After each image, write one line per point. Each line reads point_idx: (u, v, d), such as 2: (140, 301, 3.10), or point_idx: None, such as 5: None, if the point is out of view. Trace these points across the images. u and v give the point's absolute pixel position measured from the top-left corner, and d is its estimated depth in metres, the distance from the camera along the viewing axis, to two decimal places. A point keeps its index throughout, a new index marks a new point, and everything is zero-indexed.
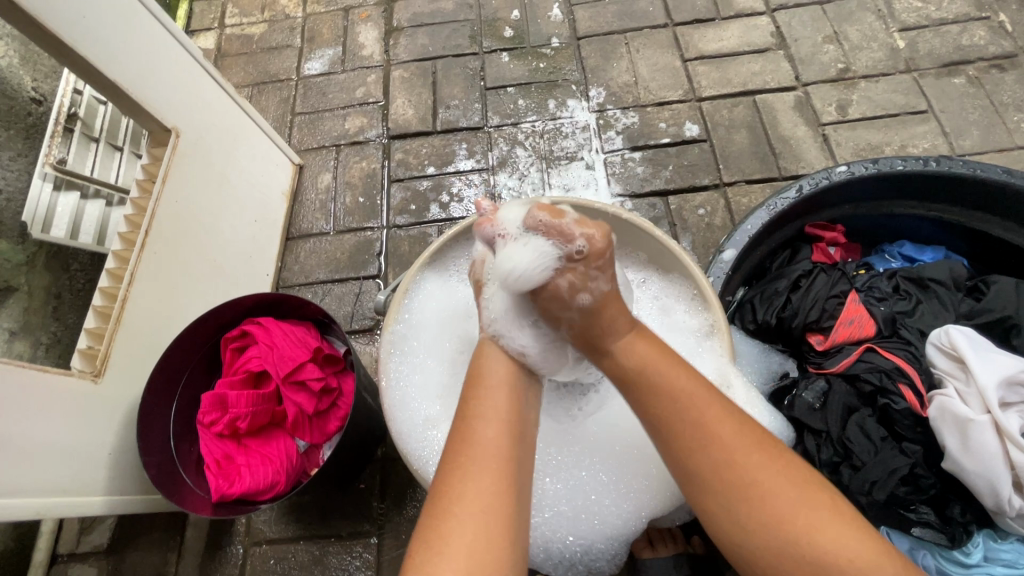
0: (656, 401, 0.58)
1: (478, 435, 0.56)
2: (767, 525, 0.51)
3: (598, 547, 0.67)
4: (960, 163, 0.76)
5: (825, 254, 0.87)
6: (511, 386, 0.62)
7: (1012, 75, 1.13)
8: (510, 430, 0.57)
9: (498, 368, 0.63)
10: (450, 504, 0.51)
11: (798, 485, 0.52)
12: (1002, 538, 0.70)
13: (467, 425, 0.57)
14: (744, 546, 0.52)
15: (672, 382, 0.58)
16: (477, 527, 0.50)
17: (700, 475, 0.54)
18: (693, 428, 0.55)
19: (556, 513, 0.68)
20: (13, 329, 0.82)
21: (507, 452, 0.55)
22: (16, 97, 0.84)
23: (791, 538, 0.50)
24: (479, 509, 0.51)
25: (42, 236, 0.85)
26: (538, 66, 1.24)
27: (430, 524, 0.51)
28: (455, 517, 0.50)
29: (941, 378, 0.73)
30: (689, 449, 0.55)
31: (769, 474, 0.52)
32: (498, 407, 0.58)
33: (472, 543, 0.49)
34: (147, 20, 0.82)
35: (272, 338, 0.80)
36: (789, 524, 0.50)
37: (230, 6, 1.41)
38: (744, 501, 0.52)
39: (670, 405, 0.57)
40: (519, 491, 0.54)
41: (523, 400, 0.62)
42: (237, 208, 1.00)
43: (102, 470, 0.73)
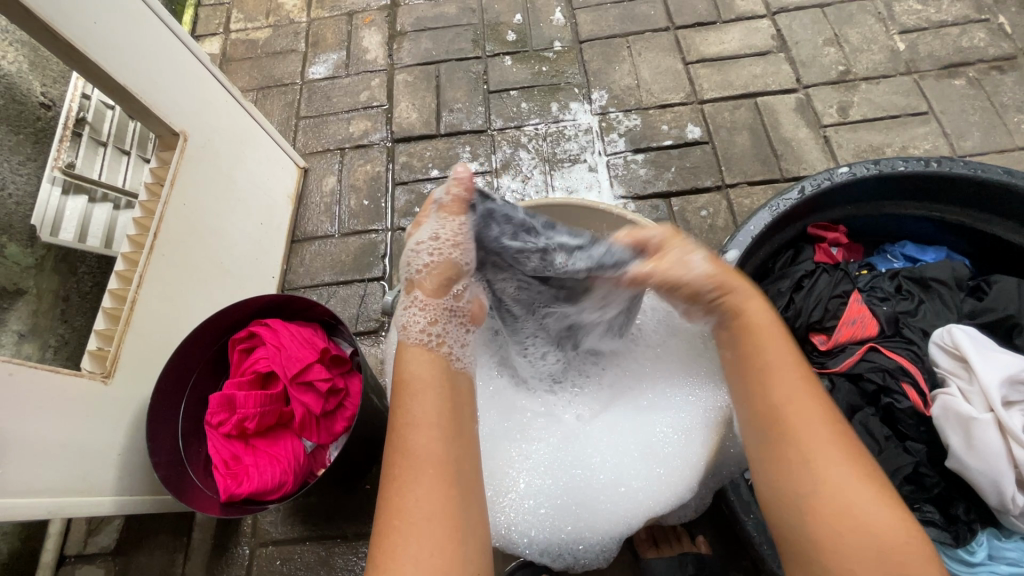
0: (750, 351, 0.58)
1: (411, 446, 0.54)
2: (829, 511, 0.49)
3: (587, 542, 0.67)
4: (961, 164, 0.76)
5: (828, 254, 0.88)
6: (434, 387, 0.58)
7: (1012, 76, 1.14)
8: (448, 435, 0.55)
9: (420, 370, 0.59)
10: (394, 518, 0.50)
11: (868, 486, 0.50)
12: (1007, 537, 0.70)
13: (400, 435, 0.55)
14: (790, 506, 0.52)
15: (768, 340, 0.58)
16: (423, 538, 0.49)
17: (773, 449, 0.54)
18: (776, 386, 0.55)
19: (542, 507, 0.68)
20: (21, 331, 0.83)
21: (446, 460, 0.54)
22: (25, 102, 0.87)
23: (833, 514, 0.49)
24: (420, 522, 0.50)
25: (51, 239, 0.85)
26: (540, 70, 1.25)
27: (378, 541, 0.50)
28: (399, 534, 0.49)
29: (944, 376, 0.74)
30: (764, 400, 0.56)
31: (835, 454, 0.51)
32: (430, 413, 0.56)
33: (420, 554, 0.48)
34: (156, 27, 0.84)
35: (279, 338, 0.81)
36: (849, 516, 0.49)
37: (236, 11, 1.42)
38: (800, 463, 0.52)
39: (760, 366, 0.57)
40: (458, 493, 0.52)
41: (454, 397, 0.59)
42: (244, 211, 1.01)
43: (111, 469, 0.74)
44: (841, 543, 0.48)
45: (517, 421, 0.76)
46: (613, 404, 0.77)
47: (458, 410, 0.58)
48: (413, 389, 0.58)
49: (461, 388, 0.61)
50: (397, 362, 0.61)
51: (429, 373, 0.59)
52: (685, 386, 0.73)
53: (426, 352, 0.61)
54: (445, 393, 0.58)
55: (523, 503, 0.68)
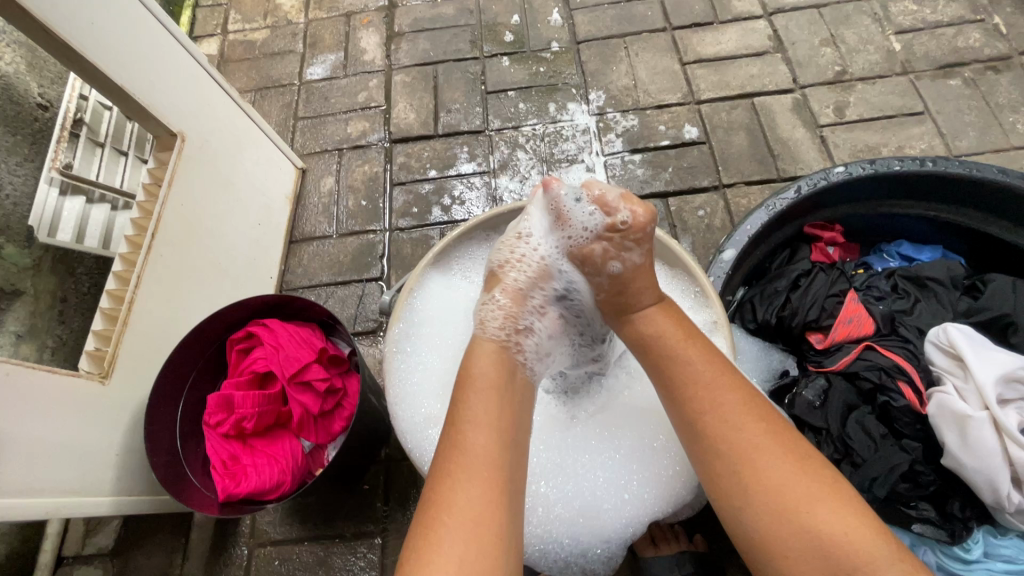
0: (682, 374, 0.58)
1: (470, 443, 0.54)
2: (769, 511, 0.51)
3: (594, 549, 0.67)
4: (956, 163, 0.77)
5: (824, 253, 0.88)
6: (498, 388, 0.59)
7: (1007, 77, 1.15)
8: (504, 438, 0.55)
9: (487, 368, 0.61)
10: (442, 513, 0.50)
11: (804, 480, 0.51)
12: (1003, 534, 0.71)
13: (458, 431, 0.55)
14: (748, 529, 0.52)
15: (694, 361, 0.59)
16: (467, 538, 0.49)
17: (703, 455, 0.55)
18: (687, 390, 0.57)
19: (552, 514, 0.68)
20: (19, 332, 0.83)
21: (499, 462, 0.54)
22: (23, 103, 0.86)
23: (778, 514, 0.50)
24: (468, 519, 0.50)
25: (48, 240, 0.86)
26: (538, 71, 1.25)
27: (421, 533, 0.50)
28: (445, 528, 0.49)
29: (940, 375, 0.74)
30: (704, 422, 0.56)
31: (766, 452, 0.53)
32: (489, 413, 0.56)
33: (463, 551, 0.48)
34: (154, 28, 0.84)
35: (277, 339, 0.81)
36: (790, 514, 0.50)
37: (233, 13, 1.42)
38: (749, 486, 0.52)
39: (677, 371, 0.59)
40: (509, 498, 0.53)
41: (516, 396, 0.60)
42: (242, 211, 1.01)
43: (109, 470, 0.74)
44: (807, 562, 0.48)
45: None
46: (610, 404, 0.77)
47: (520, 417, 0.59)
48: (484, 379, 0.59)
49: (522, 394, 0.62)
50: (468, 357, 0.63)
51: (495, 369, 0.61)
52: None
53: (498, 350, 0.63)
54: (505, 395, 0.59)
55: (534, 512, 0.68)
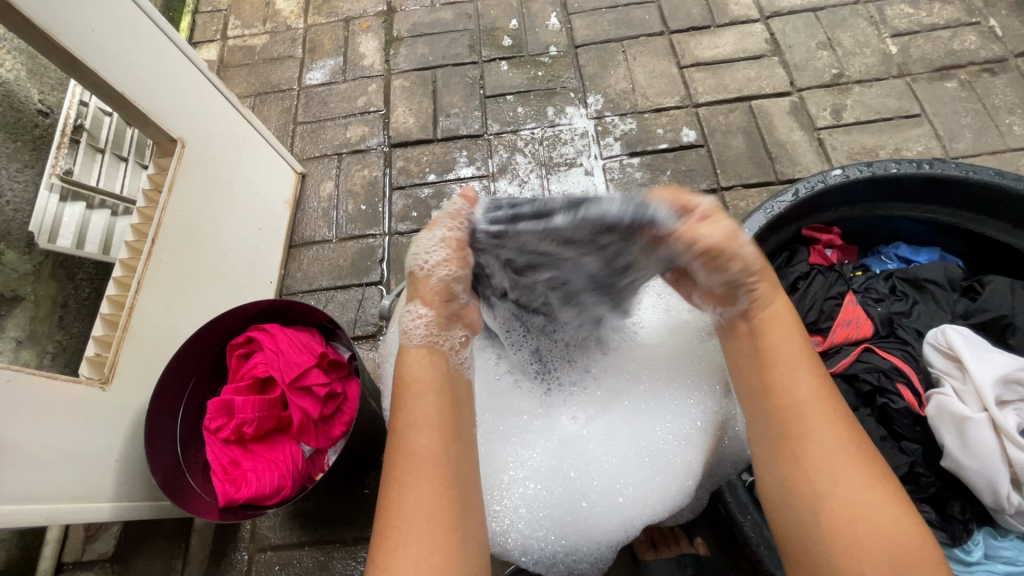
0: (771, 376, 0.58)
1: (413, 445, 0.55)
2: (838, 510, 0.51)
3: (581, 549, 0.68)
4: (952, 166, 0.77)
5: (822, 256, 0.88)
6: (437, 389, 0.60)
7: (1003, 79, 1.15)
8: (448, 437, 0.56)
9: (422, 371, 0.61)
10: (395, 517, 0.51)
11: (874, 489, 0.51)
12: (1003, 536, 0.70)
13: (399, 436, 0.56)
14: (814, 533, 0.52)
15: (789, 361, 0.58)
16: (424, 538, 0.50)
17: (786, 448, 0.55)
18: (786, 384, 0.57)
19: (538, 517, 0.68)
20: (19, 338, 0.83)
21: (444, 461, 0.55)
22: (23, 109, 0.87)
23: (847, 514, 0.50)
24: (421, 521, 0.51)
25: (48, 246, 0.85)
26: (536, 75, 1.26)
27: (378, 540, 0.51)
28: (399, 533, 0.50)
29: (938, 376, 0.74)
30: (786, 421, 0.56)
31: (846, 456, 0.53)
32: (428, 414, 0.57)
33: (417, 551, 0.49)
34: (155, 35, 0.84)
35: (277, 344, 0.81)
36: (857, 516, 0.50)
37: (233, 18, 1.43)
38: (813, 467, 0.53)
39: (777, 364, 0.58)
40: (460, 491, 0.54)
41: (457, 397, 0.61)
42: (242, 216, 1.01)
43: (109, 476, 0.74)
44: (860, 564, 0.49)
45: (518, 423, 0.76)
46: (610, 404, 0.76)
47: (462, 414, 0.60)
48: (421, 381, 0.60)
49: (461, 391, 0.62)
50: (399, 366, 0.62)
51: (435, 369, 0.61)
52: (682, 391, 0.73)
53: (428, 356, 0.62)
54: (447, 395, 0.60)
55: (513, 514, 0.68)
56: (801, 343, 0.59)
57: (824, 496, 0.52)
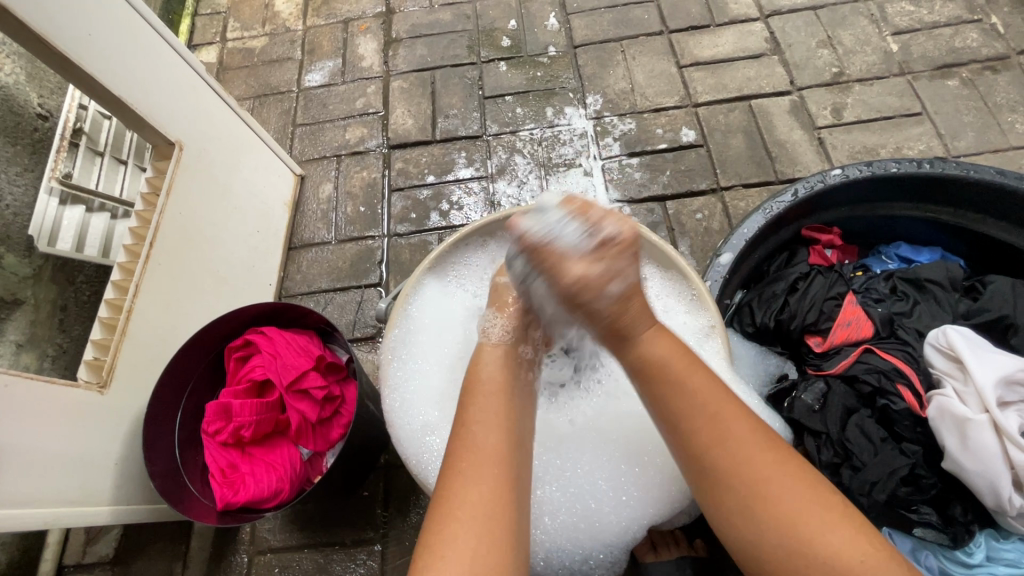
0: (669, 388, 0.58)
1: (477, 441, 0.56)
2: (776, 529, 0.51)
3: (597, 555, 0.66)
4: (953, 165, 0.77)
5: (822, 256, 0.88)
6: (504, 391, 0.61)
7: (1006, 76, 1.14)
8: (510, 437, 0.57)
9: (494, 372, 0.63)
10: (455, 509, 0.51)
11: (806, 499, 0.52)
12: (1006, 538, 0.69)
13: (465, 430, 0.57)
14: (747, 539, 0.52)
15: (686, 388, 0.57)
16: (480, 532, 0.50)
17: (711, 468, 0.54)
18: (697, 401, 0.56)
19: (556, 522, 0.67)
20: (19, 341, 0.83)
21: (507, 459, 0.55)
22: (22, 113, 0.87)
23: (788, 534, 0.51)
24: (479, 515, 0.51)
25: (48, 249, 0.86)
26: (535, 75, 1.26)
27: (433, 530, 0.51)
28: (459, 523, 0.50)
29: (940, 377, 0.73)
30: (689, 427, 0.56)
31: (773, 473, 0.53)
32: (495, 411, 0.58)
33: (476, 543, 0.49)
34: (152, 38, 0.84)
35: (275, 347, 0.81)
36: (796, 534, 0.51)
37: (232, 21, 1.43)
38: (747, 488, 0.53)
39: (683, 391, 0.57)
40: (519, 490, 0.55)
41: (519, 402, 0.62)
42: (240, 219, 1.01)
43: (109, 479, 0.74)
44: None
45: None
46: (610, 405, 0.76)
47: (524, 418, 0.61)
48: (487, 384, 0.61)
49: (527, 397, 0.64)
50: (473, 363, 0.65)
51: (495, 374, 0.62)
52: None
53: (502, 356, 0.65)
54: (509, 397, 0.61)
55: (540, 524, 0.67)
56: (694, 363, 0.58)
57: (752, 513, 0.52)
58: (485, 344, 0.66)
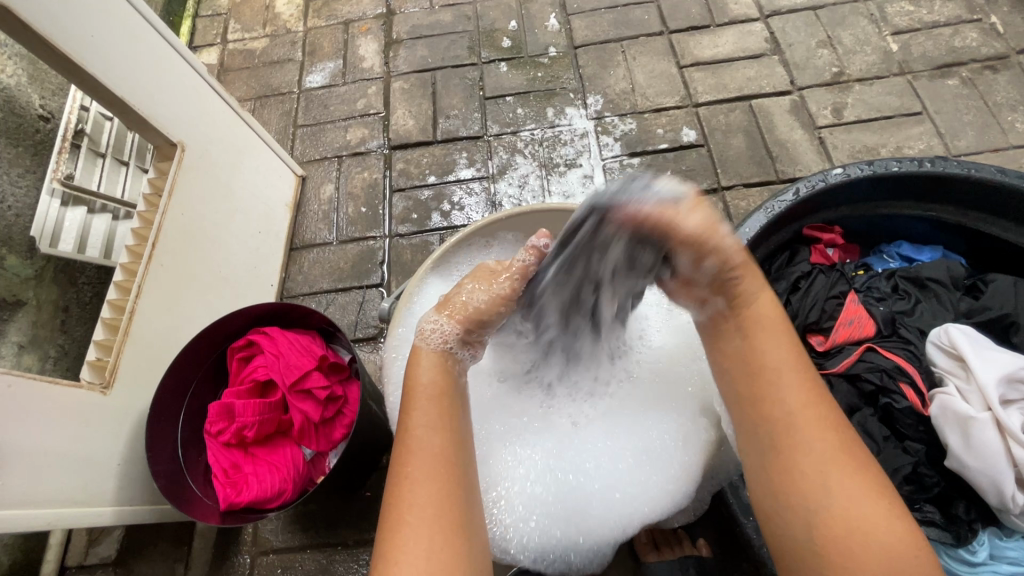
0: (755, 359, 0.59)
1: (419, 447, 0.55)
2: (829, 515, 0.52)
3: (576, 547, 0.66)
4: (954, 164, 0.77)
5: (823, 255, 0.88)
6: (444, 394, 0.60)
7: (1005, 76, 1.15)
8: (453, 438, 0.57)
9: (433, 368, 0.61)
10: (404, 514, 0.52)
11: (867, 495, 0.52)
12: (1009, 536, 0.69)
13: (408, 438, 0.56)
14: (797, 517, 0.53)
15: (776, 355, 0.59)
16: (431, 538, 0.50)
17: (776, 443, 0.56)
18: (772, 374, 0.58)
19: (535, 513, 0.68)
20: (21, 342, 0.83)
21: (451, 460, 0.55)
22: (24, 114, 0.87)
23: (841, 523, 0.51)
24: (429, 519, 0.51)
25: (51, 250, 0.85)
26: (535, 76, 1.26)
27: (385, 538, 0.51)
28: (407, 534, 0.51)
29: (942, 376, 0.74)
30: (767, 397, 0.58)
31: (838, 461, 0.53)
32: (434, 416, 0.57)
33: (428, 549, 0.50)
34: (154, 39, 0.84)
35: (278, 347, 0.81)
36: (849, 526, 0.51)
37: (233, 22, 1.43)
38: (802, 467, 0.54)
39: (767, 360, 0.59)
40: (466, 493, 0.54)
41: (460, 402, 0.61)
42: (242, 220, 1.01)
43: (111, 480, 0.74)
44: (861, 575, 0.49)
45: (521, 427, 0.76)
46: (611, 405, 0.76)
47: (461, 416, 0.60)
48: (427, 387, 0.59)
49: (464, 391, 0.63)
50: (412, 361, 0.62)
51: (439, 374, 0.61)
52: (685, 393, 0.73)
53: (439, 359, 0.62)
54: (450, 395, 0.60)
55: (512, 516, 0.67)
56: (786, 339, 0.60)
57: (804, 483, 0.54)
58: (422, 346, 0.63)
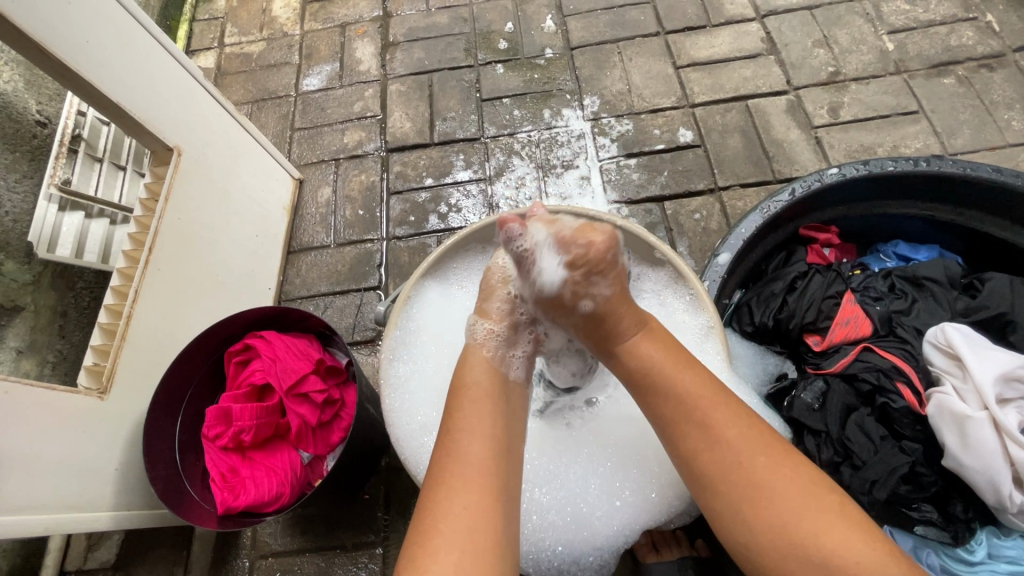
0: (658, 391, 0.59)
1: (461, 451, 0.55)
2: (765, 520, 0.51)
3: (588, 560, 0.66)
4: (950, 163, 0.77)
5: (819, 255, 0.89)
6: (491, 401, 0.60)
7: (1001, 74, 1.15)
8: (499, 447, 0.57)
9: (480, 377, 0.62)
10: (439, 520, 0.51)
11: (795, 489, 0.52)
12: (1006, 535, 0.70)
13: (452, 441, 0.56)
14: (736, 530, 0.53)
15: (674, 374, 0.59)
16: (464, 542, 0.49)
17: (698, 466, 0.56)
18: (674, 394, 0.58)
19: (541, 523, 0.68)
20: (19, 347, 0.84)
21: (491, 470, 0.54)
22: (21, 120, 0.88)
23: (777, 526, 0.51)
24: (463, 530, 0.50)
25: (47, 255, 0.86)
26: (532, 77, 1.26)
27: (416, 543, 0.51)
28: (440, 537, 0.50)
29: (939, 375, 0.74)
30: (681, 421, 0.57)
31: (759, 459, 0.54)
32: (483, 422, 0.58)
33: (461, 556, 0.49)
34: (149, 44, 0.84)
35: (274, 351, 0.81)
36: (784, 524, 0.51)
37: (229, 26, 1.43)
38: (729, 479, 0.54)
39: (666, 387, 0.59)
40: (505, 501, 0.54)
41: (509, 413, 0.61)
42: (239, 223, 1.01)
43: (109, 486, 0.75)
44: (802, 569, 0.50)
45: None
46: (609, 409, 0.77)
47: (509, 423, 0.60)
48: (474, 395, 0.60)
49: (515, 406, 0.63)
50: (461, 367, 0.64)
51: (485, 383, 0.62)
52: None
53: (487, 362, 0.64)
54: (497, 401, 0.60)
55: (532, 521, 0.68)
56: (683, 365, 0.60)
57: (739, 489, 0.53)
58: (476, 348, 0.65)
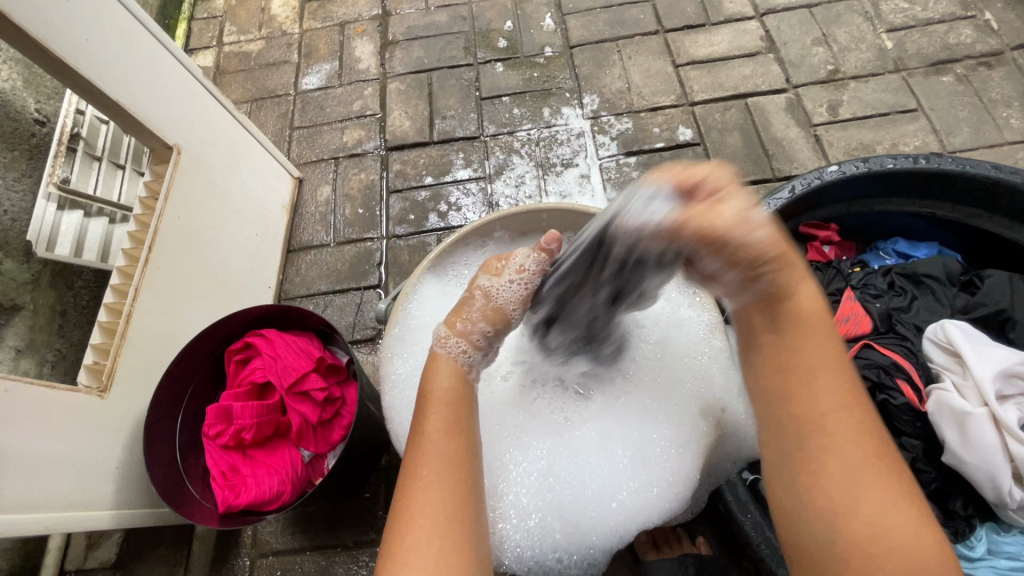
0: (791, 358, 0.54)
1: (434, 446, 0.55)
2: (857, 524, 0.47)
3: (574, 556, 0.67)
4: (949, 160, 0.77)
5: (819, 252, 0.90)
6: (461, 400, 0.59)
7: (1000, 72, 1.15)
8: (468, 444, 0.56)
9: (450, 382, 0.60)
10: (415, 515, 0.51)
11: (898, 506, 0.47)
12: (1007, 531, 0.69)
13: (423, 438, 0.56)
14: (818, 526, 0.49)
15: (812, 348, 0.54)
16: (440, 535, 0.50)
17: (802, 447, 0.51)
18: (804, 367, 0.53)
19: (531, 523, 0.68)
20: (19, 347, 0.84)
21: (464, 466, 0.54)
22: (19, 119, 0.87)
23: (866, 535, 0.46)
24: (439, 520, 0.51)
25: (46, 254, 0.86)
26: (532, 76, 1.26)
27: (392, 538, 0.51)
28: (415, 532, 0.50)
29: (939, 372, 0.74)
30: (804, 398, 0.52)
31: (871, 467, 0.49)
32: (450, 419, 0.57)
33: (438, 550, 0.49)
34: (149, 42, 0.84)
35: (275, 349, 0.81)
36: (876, 537, 0.46)
37: (228, 25, 1.43)
38: (827, 473, 0.49)
39: (801, 357, 0.53)
40: (477, 497, 0.54)
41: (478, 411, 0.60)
42: (238, 221, 1.01)
43: (108, 486, 0.74)
44: None
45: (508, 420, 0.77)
46: (607, 408, 0.76)
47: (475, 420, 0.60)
48: (445, 395, 0.59)
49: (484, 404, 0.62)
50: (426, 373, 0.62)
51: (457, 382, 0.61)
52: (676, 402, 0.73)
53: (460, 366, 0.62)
54: (464, 399, 0.60)
55: (529, 520, 0.68)
56: (825, 342, 0.54)
57: (835, 486, 0.49)
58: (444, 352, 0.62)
